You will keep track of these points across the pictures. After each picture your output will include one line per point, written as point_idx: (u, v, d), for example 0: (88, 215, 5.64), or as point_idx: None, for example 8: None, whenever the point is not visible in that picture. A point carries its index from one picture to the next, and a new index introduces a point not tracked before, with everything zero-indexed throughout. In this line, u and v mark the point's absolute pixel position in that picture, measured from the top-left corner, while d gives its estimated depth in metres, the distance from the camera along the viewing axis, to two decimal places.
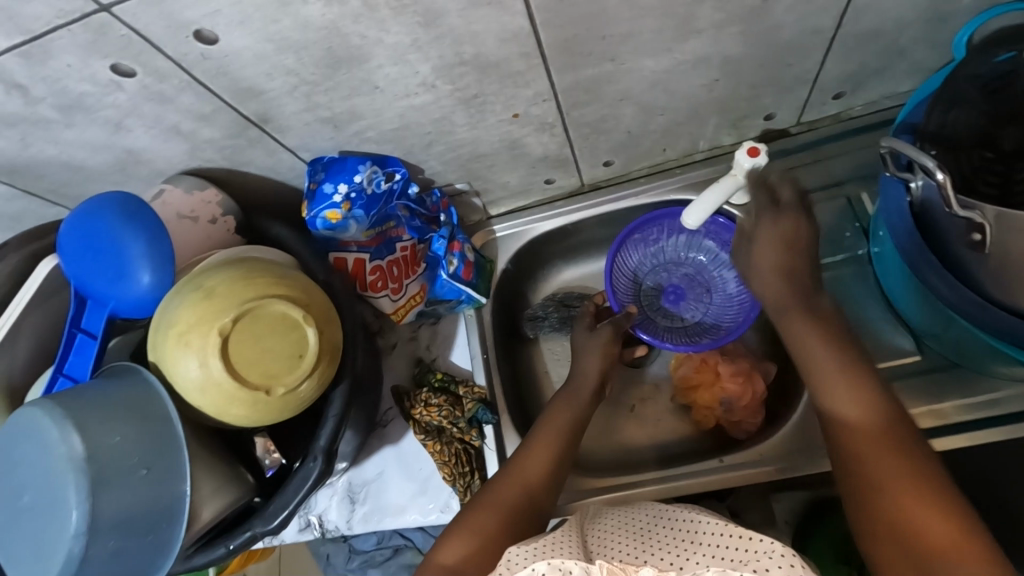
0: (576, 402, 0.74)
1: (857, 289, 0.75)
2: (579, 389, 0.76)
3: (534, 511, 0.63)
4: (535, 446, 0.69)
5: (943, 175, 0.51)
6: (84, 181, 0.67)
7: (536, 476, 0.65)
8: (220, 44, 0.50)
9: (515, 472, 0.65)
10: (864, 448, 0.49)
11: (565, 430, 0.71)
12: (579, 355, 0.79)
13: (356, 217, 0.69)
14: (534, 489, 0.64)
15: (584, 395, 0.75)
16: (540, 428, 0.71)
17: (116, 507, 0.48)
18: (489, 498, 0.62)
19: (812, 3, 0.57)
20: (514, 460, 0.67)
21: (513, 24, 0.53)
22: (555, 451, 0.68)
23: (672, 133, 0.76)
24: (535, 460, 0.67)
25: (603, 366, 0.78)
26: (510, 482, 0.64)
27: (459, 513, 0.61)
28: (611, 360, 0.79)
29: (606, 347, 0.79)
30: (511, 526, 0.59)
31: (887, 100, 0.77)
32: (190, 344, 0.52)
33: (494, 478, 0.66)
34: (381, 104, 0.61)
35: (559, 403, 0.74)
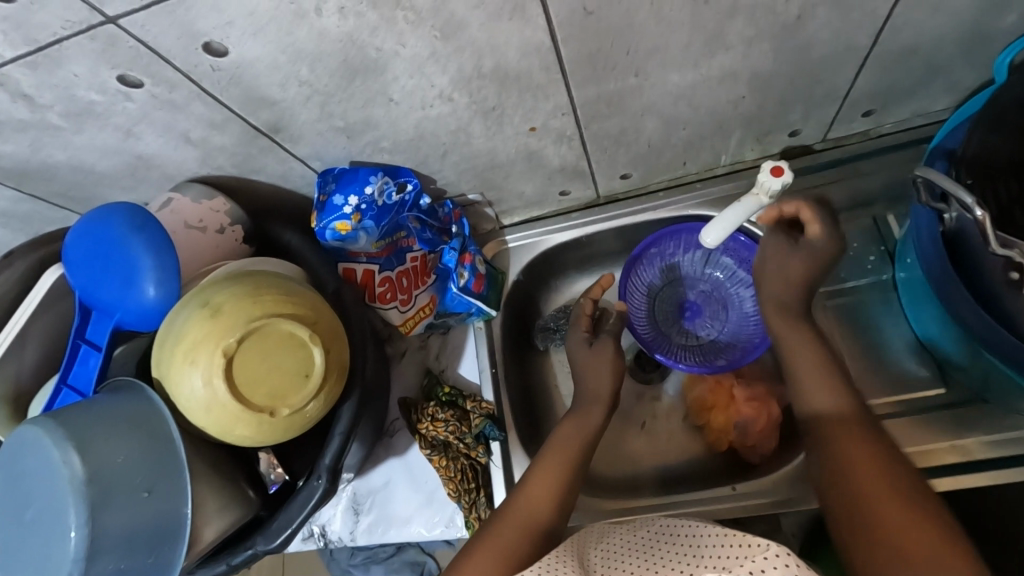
0: (585, 421, 0.72)
1: (882, 316, 0.74)
2: (593, 402, 0.73)
3: (546, 537, 0.61)
4: (540, 473, 0.67)
5: (982, 211, 0.48)
6: (92, 186, 0.65)
7: (535, 508, 0.63)
8: (230, 56, 0.48)
9: (521, 501, 0.64)
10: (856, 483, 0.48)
11: (572, 451, 0.69)
12: (581, 368, 0.77)
13: (366, 228, 0.68)
14: (542, 520, 0.62)
15: (595, 416, 0.73)
16: (546, 453, 0.69)
17: (117, 530, 0.46)
18: (494, 534, 0.60)
19: (850, 19, 0.55)
20: (519, 489, 0.66)
21: (535, 38, 0.51)
22: (559, 476, 0.66)
23: (696, 146, 0.74)
24: (537, 489, 0.65)
25: (615, 383, 0.74)
26: (514, 511, 0.63)
27: (461, 550, 0.60)
28: (619, 374, 0.75)
29: (615, 361, 0.76)
30: (524, 553, 0.58)
31: (919, 117, 0.74)
32: (196, 362, 0.50)
33: (498, 512, 0.64)
34: (397, 116, 0.59)
35: (572, 420, 0.73)
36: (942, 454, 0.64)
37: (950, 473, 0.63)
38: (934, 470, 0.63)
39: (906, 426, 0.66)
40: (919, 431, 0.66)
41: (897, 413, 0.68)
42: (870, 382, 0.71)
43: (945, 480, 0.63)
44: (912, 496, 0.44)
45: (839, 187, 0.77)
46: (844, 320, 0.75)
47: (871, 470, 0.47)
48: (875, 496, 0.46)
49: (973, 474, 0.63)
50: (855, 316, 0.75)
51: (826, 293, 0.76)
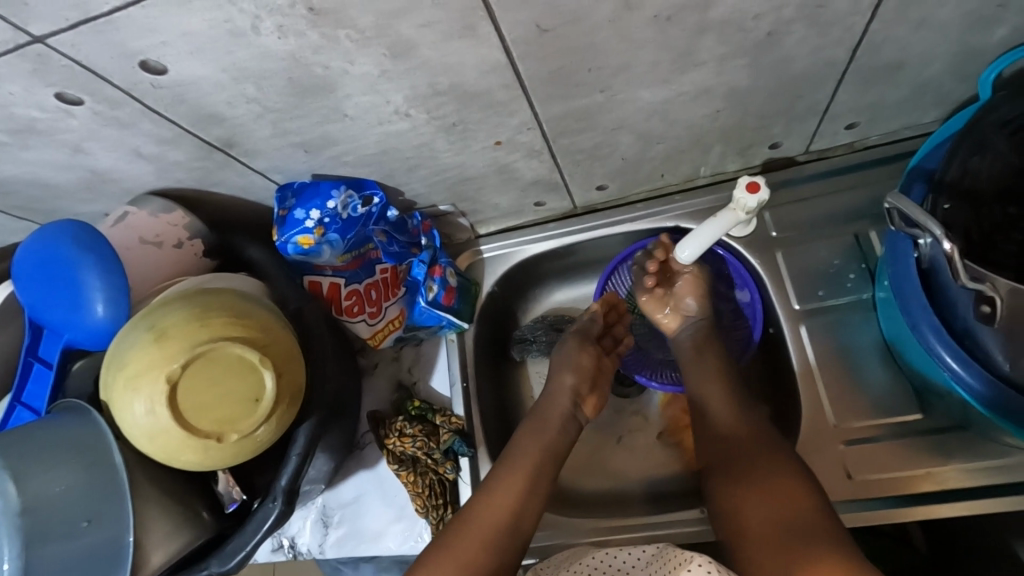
0: (546, 428, 0.71)
1: (863, 339, 0.70)
2: (552, 409, 0.73)
3: (508, 549, 0.61)
4: (503, 486, 0.65)
5: (950, 244, 0.47)
6: (50, 198, 0.64)
7: (498, 523, 0.62)
8: (170, 74, 0.46)
9: (482, 514, 0.62)
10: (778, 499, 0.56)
11: (536, 461, 0.68)
12: (558, 369, 0.76)
13: (331, 241, 0.66)
14: (504, 537, 0.61)
15: (555, 422, 0.72)
16: (509, 462, 0.68)
17: (52, 560, 0.47)
18: (453, 543, 0.60)
19: (825, 36, 0.52)
20: (479, 498, 0.64)
21: (491, 56, 0.49)
22: (522, 488, 0.65)
23: (673, 159, 0.71)
24: (500, 503, 0.63)
25: (576, 384, 0.74)
26: (473, 523, 0.62)
27: (419, 556, 0.60)
28: (586, 376, 0.75)
29: (577, 359, 0.76)
30: (485, 567, 0.59)
31: (907, 130, 0.71)
32: (139, 389, 0.50)
33: (457, 517, 0.63)
34: (356, 132, 0.57)
35: (533, 428, 0.71)
36: (917, 481, 0.62)
37: (925, 502, 0.61)
38: (910, 498, 0.62)
39: (882, 451, 0.65)
40: (894, 457, 0.64)
41: (879, 438, 0.65)
42: (849, 405, 0.68)
43: (919, 509, 0.61)
44: (800, 496, 0.55)
45: (823, 202, 0.74)
46: (824, 339, 0.71)
47: (772, 480, 0.57)
48: (775, 503, 0.56)
49: (950, 504, 0.61)
50: (837, 336, 0.71)
51: (804, 311, 0.72)
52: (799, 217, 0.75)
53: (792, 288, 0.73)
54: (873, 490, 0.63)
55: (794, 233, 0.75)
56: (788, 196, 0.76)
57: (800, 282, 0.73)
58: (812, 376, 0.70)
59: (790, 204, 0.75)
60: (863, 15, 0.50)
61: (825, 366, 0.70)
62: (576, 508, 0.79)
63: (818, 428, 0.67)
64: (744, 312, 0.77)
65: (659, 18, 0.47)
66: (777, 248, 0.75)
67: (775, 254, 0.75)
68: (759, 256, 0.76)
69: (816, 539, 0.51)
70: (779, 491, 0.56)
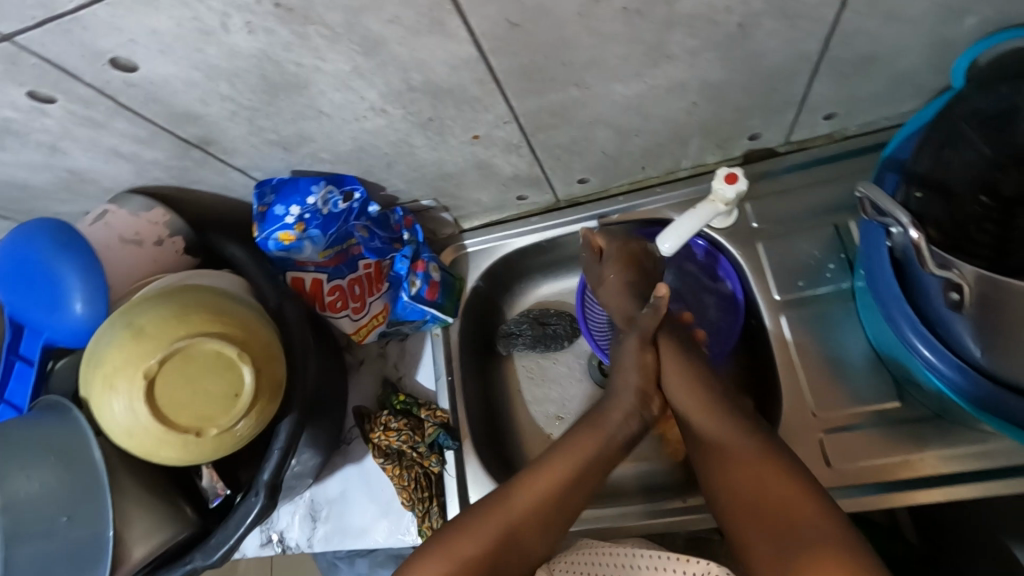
0: (607, 424, 0.66)
1: (842, 329, 0.70)
2: (614, 407, 0.67)
3: (542, 526, 0.61)
4: (550, 466, 0.63)
5: (916, 232, 0.48)
6: (30, 198, 0.64)
7: (538, 507, 0.60)
8: (141, 72, 0.47)
9: (515, 507, 0.60)
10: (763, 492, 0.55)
11: (591, 454, 0.64)
12: (619, 366, 0.69)
13: (312, 236, 0.66)
14: (545, 519, 0.61)
15: (616, 417, 0.66)
16: (562, 449, 0.64)
17: (34, 551, 0.48)
18: (453, 540, 0.58)
19: (796, 28, 0.52)
20: (516, 488, 0.62)
21: (461, 51, 0.49)
22: (571, 477, 0.62)
23: (653, 152, 0.72)
24: (543, 488, 0.61)
25: (643, 382, 0.67)
26: (505, 512, 0.60)
27: (421, 545, 0.59)
28: (651, 376, 0.67)
29: (643, 358, 0.68)
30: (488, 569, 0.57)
31: (886, 120, 0.71)
32: (117, 386, 0.50)
33: (475, 510, 0.61)
34: (331, 128, 0.57)
35: (590, 424, 0.66)
36: (893, 468, 0.63)
37: (902, 489, 0.62)
38: (886, 484, 0.63)
39: (860, 440, 0.65)
40: (872, 445, 0.65)
41: (857, 427, 0.66)
42: (830, 395, 0.68)
43: (893, 496, 0.62)
44: (799, 508, 0.53)
45: (803, 193, 0.75)
46: (804, 329, 0.71)
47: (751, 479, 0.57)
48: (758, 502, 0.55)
49: (927, 490, 0.61)
50: (816, 327, 0.71)
51: (785, 301, 0.73)
52: (779, 209, 0.75)
53: (773, 278, 0.74)
54: (851, 478, 0.64)
55: (774, 225, 0.75)
56: (769, 187, 0.76)
57: (781, 273, 0.74)
58: (793, 367, 0.70)
59: (770, 196, 0.76)
60: (832, 6, 0.50)
61: (805, 356, 0.70)
62: None
63: (797, 417, 0.68)
64: (732, 302, 0.77)
65: (627, 11, 0.47)
66: (759, 239, 0.76)
67: (756, 246, 0.75)
68: (741, 247, 0.76)
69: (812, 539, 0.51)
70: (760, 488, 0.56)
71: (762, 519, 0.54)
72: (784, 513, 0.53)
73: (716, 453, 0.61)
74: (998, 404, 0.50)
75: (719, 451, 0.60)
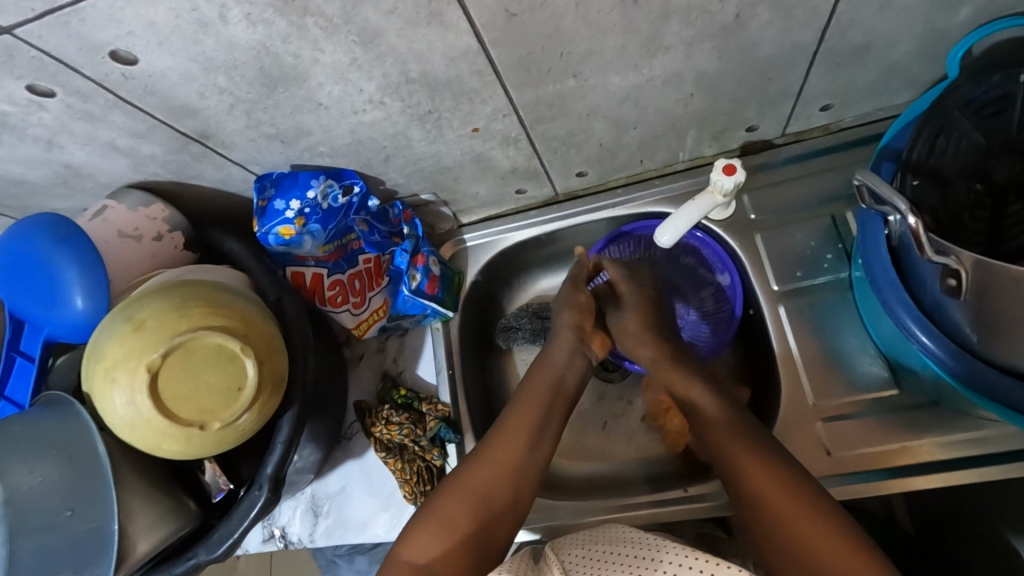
0: (553, 364, 0.72)
1: (840, 318, 0.71)
2: (555, 349, 0.74)
3: (516, 491, 0.63)
4: (511, 426, 0.66)
5: (915, 219, 0.48)
6: (27, 194, 0.64)
7: (514, 464, 0.63)
8: (140, 65, 0.47)
9: (492, 462, 0.63)
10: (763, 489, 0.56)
11: (546, 393, 0.69)
12: (558, 310, 0.77)
13: (312, 231, 0.67)
14: (520, 472, 0.63)
15: (561, 357, 0.73)
16: (517, 402, 0.69)
17: (38, 547, 0.48)
18: (438, 510, 0.59)
19: (792, 19, 0.53)
20: (489, 445, 0.65)
21: (459, 42, 0.49)
22: (534, 420, 0.67)
23: (649, 145, 0.72)
24: (515, 440, 0.65)
25: (579, 319, 0.75)
26: (484, 470, 0.62)
27: (407, 522, 0.60)
28: (586, 314, 0.76)
29: (578, 301, 0.77)
30: (478, 531, 0.59)
31: (880, 112, 0.72)
32: (118, 380, 0.50)
33: (450, 477, 0.63)
34: (329, 121, 0.57)
35: (538, 372, 0.72)
36: (890, 456, 0.64)
37: (900, 475, 0.63)
38: (885, 471, 0.63)
39: (857, 428, 0.66)
40: (870, 433, 0.65)
41: (855, 415, 0.67)
42: (827, 384, 0.69)
43: (892, 482, 0.63)
44: (796, 507, 0.53)
45: (800, 184, 0.75)
46: (802, 319, 0.72)
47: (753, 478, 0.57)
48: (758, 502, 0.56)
49: (926, 476, 0.62)
50: (813, 316, 0.72)
51: (783, 292, 0.73)
52: (776, 199, 0.76)
53: (771, 268, 0.74)
54: (849, 466, 0.65)
55: (771, 216, 0.76)
56: (766, 178, 0.76)
57: (778, 264, 0.74)
58: (792, 358, 0.70)
59: (766, 187, 0.76)
60: None
61: (803, 345, 0.71)
62: (563, 492, 0.79)
63: (796, 407, 0.69)
64: (728, 294, 0.78)
65: (624, 1, 0.47)
66: (757, 231, 0.76)
67: (754, 237, 0.76)
68: (739, 239, 0.77)
69: (816, 538, 0.51)
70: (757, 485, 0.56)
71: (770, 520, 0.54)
72: (791, 518, 0.53)
73: (716, 445, 0.62)
74: (997, 391, 0.50)
75: (717, 437, 0.62)
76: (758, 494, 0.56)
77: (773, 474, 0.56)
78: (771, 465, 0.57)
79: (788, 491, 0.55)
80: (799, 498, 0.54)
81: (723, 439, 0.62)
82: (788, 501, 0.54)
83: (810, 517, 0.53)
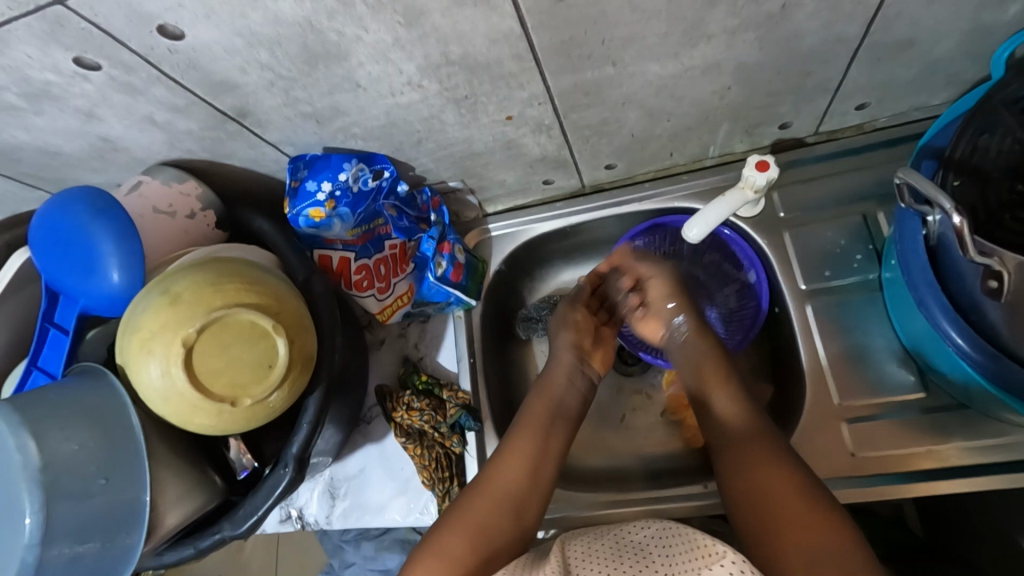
0: (553, 387, 0.73)
1: (867, 318, 0.70)
2: (557, 372, 0.74)
3: (514, 517, 0.62)
4: (511, 451, 0.66)
5: (959, 219, 0.48)
6: (64, 167, 0.65)
7: (513, 487, 0.63)
8: (186, 38, 0.47)
9: (491, 492, 0.63)
10: (771, 488, 0.56)
11: (546, 418, 0.70)
12: (557, 329, 0.78)
13: (341, 215, 0.66)
14: (519, 498, 0.63)
15: (561, 378, 0.74)
16: (518, 429, 0.69)
17: (72, 517, 0.48)
18: (443, 539, 0.59)
19: (837, 11, 0.52)
20: (486, 474, 0.65)
21: (503, 24, 0.49)
22: (535, 443, 0.67)
23: (681, 137, 0.72)
24: (512, 466, 0.65)
25: (577, 339, 0.76)
26: (479, 499, 0.62)
27: (411, 552, 0.60)
28: (583, 332, 0.77)
29: (579, 320, 0.78)
30: (480, 561, 0.58)
31: (916, 111, 0.71)
32: (154, 352, 0.51)
33: (450, 510, 0.62)
34: (365, 102, 0.57)
35: (537, 394, 0.73)
36: (915, 458, 0.63)
37: (925, 479, 0.62)
38: (910, 474, 0.63)
39: (881, 430, 0.65)
40: (895, 435, 0.65)
41: (880, 416, 0.66)
42: (852, 385, 0.68)
43: (916, 485, 0.62)
44: (803, 506, 0.53)
45: (829, 182, 0.74)
46: (829, 318, 0.71)
47: (765, 480, 0.57)
48: (761, 502, 0.56)
49: (950, 480, 0.61)
50: (839, 315, 0.71)
51: (810, 290, 0.73)
52: (806, 196, 0.75)
53: (799, 267, 0.74)
54: (872, 468, 0.64)
55: (801, 214, 0.75)
56: (797, 175, 0.76)
57: (806, 261, 0.74)
58: (817, 355, 0.70)
59: (796, 184, 0.76)
60: None
61: (832, 344, 0.70)
62: (580, 483, 0.79)
63: (821, 405, 0.68)
64: (755, 292, 0.78)
65: None
66: (784, 228, 0.76)
67: (782, 234, 0.75)
68: (767, 236, 0.76)
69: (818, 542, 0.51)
70: (765, 488, 0.56)
71: (770, 518, 0.54)
72: (791, 520, 0.53)
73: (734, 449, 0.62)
74: (1017, 383, 0.50)
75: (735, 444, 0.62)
76: (765, 495, 0.56)
77: (789, 477, 0.56)
78: (784, 462, 0.58)
79: (796, 493, 0.55)
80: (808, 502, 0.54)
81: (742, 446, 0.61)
82: (797, 503, 0.54)
83: (810, 519, 0.52)
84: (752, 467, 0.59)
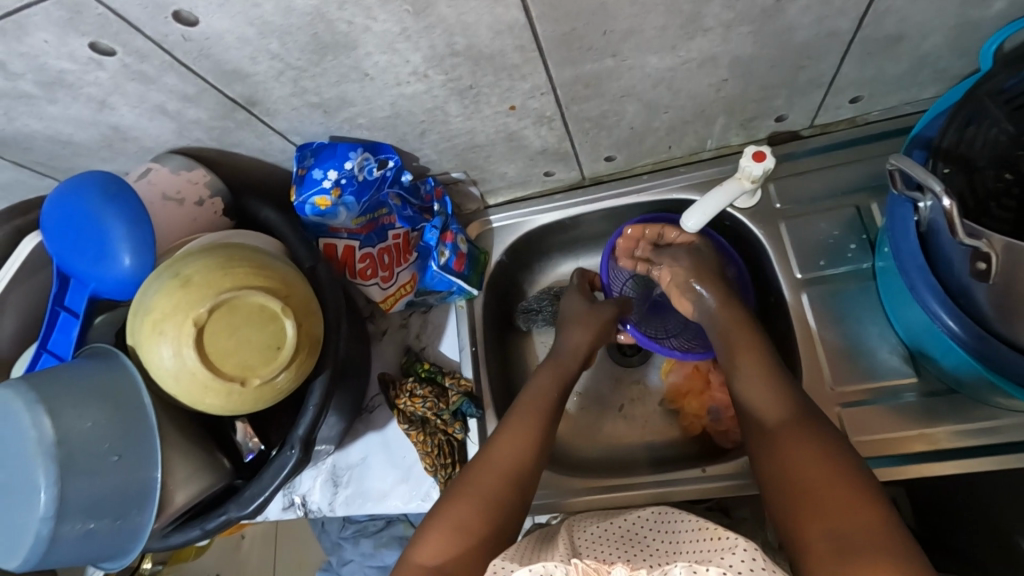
0: (563, 370, 0.75)
1: (861, 307, 0.72)
2: (565, 356, 0.77)
3: (523, 490, 0.63)
4: (521, 427, 0.68)
5: (949, 201, 0.50)
6: (73, 156, 0.66)
7: (515, 465, 0.64)
8: (201, 26, 0.48)
9: (497, 466, 0.64)
10: (794, 460, 0.55)
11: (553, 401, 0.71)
12: (564, 326, 0.80)
13: (347, 203, 0.67)
14: (526, 471, 0.64)
15: (569, 364, 0.76)
16: (526, 406, 0.70)
17: (85, 492, 0.49)
18: (447, 514, 0.60)
19: (831, 5, 0.54)
20: (491, 450, 0.66)
21: (507, 16, 0.50)
22: (541, 420, 0.68)
23: (678, 131, 0.73)
24: (519, 442, 0.66)
25: (588, 335, 0.79)
26: (489, 473, 0.63)
27: (421, 524, 0.60)
28: (598, 332, 0.79)
29: (590, 319, 0.80)
30: (490, 534, 0.59)
31: (907, 106, 0.73)
32: (166, 332, 0.52)
33: (456, 484, 0.64)
34: (372, 92, 0.59)
35: (545, 374, 0.75)
36: (908, 442, 0.65)
37: (917, 461, 0.64)
38: (903, 457, 0.64)
39: (874, 414, 0.67)
40: (889, 420, 0.66)
41: (870, 401, 0.68)
42: (846, 370, 0.70)
43: (909, 468, 0.63)
44: (824, 477, 0.52)
45: (823, 175, 0.76)
46: (823, 307, 0.73)
47: (790, 453, 0.56)
48: (787, 472, 0.55)
49: (940, 464, 0.63)
50: (834, 304, 0.73)
51: (806, 280, 0.74)
52: (801, 189, 0.77)
53: (795, 257, 0.75)
54: (866, 451, 0.65)
55: (796, 205, 0.77)
56: (792, 168, 0.77)
57: (801, 252, 0.75)
58: (813, 341, 0.72)
59: (791, 177, 0.77)
60: None
61: (826, 334, 0.72)
62: (577, 469, 0.81)
63: (817, 393, 0.70)
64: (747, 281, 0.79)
65: None
66: (781, 220, 0.77)
67: (778, 226, 0.77)
68: (763, 227, 0.77)
69: (841, 512, 0.49)
70: (788, 460, 0.55)
71: (794, 489, 0.53)
72: (818, 485, 0.52)
73: (770, 423, 0.60)
74: (1007, 364, 0.52)
75: (771, 416, 0.60)
76: (791, 469, 0.55)
77: (812, 450, 0.55)
78: (808, 433, 0.57)
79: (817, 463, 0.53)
80: (842, 475, 0.52)
81: (775, 423, 0.59)
82: (823, 471, 0.53)
83: (836, 490, 0.51)
84: (778, 439, 0.58)
